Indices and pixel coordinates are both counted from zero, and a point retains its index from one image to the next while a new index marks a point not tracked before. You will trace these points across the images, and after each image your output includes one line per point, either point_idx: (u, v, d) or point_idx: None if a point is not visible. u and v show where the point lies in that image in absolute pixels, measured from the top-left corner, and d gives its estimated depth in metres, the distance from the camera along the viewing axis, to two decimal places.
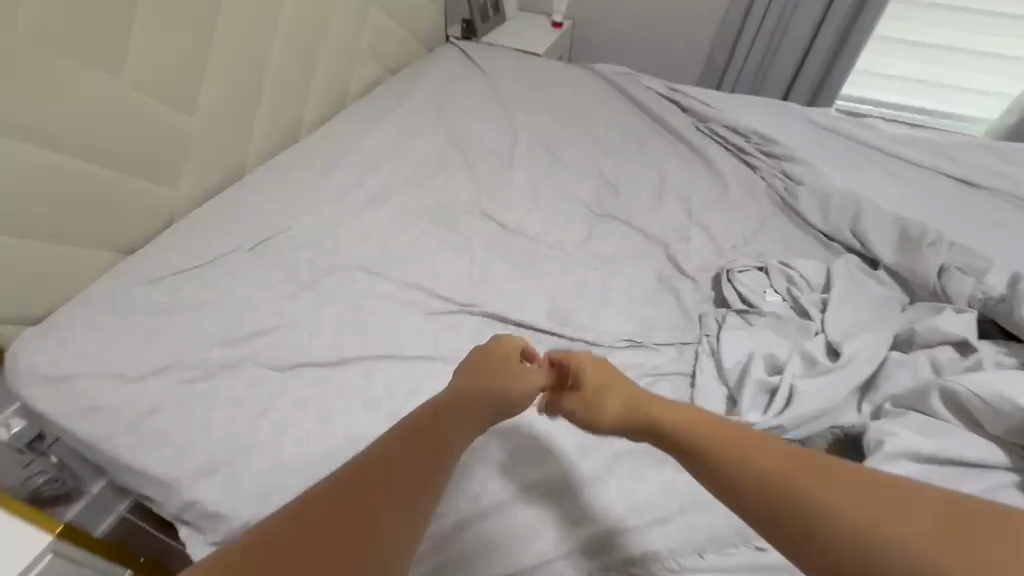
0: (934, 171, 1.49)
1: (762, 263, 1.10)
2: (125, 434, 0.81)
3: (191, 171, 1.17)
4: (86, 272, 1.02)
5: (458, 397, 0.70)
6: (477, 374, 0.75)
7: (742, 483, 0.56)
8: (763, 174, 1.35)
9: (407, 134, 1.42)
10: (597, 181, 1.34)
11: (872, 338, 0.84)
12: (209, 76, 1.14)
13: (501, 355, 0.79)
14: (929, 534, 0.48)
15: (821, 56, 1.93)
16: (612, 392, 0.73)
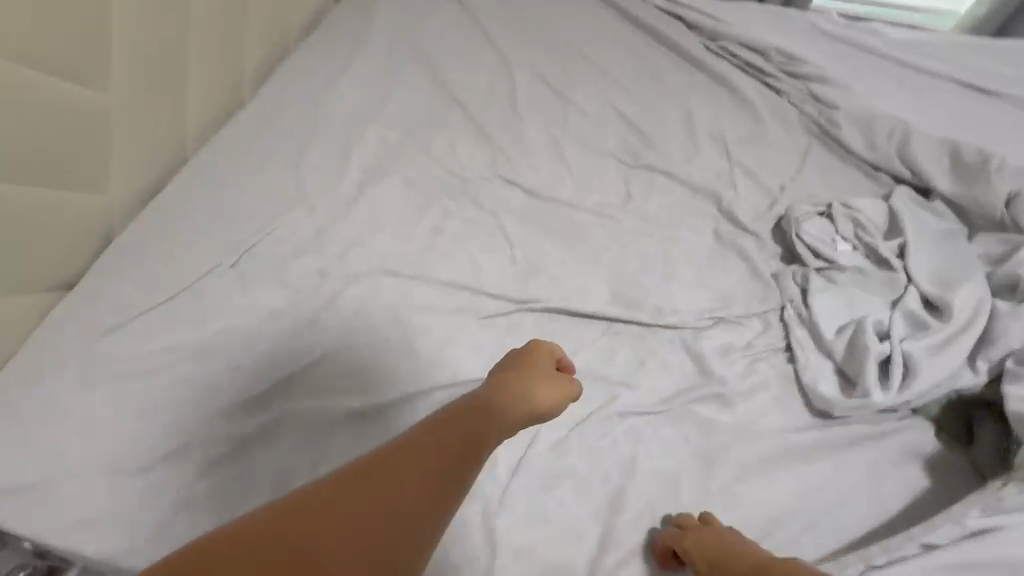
0: None
1: (823, 206, 0.99)
2: (153, 543, 0.64)
3: (117, 166, 0.87)
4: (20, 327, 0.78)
5: (486, 401, 0.55)
6: (512, 374, 0.59)
7: None
8: (791, 101, 1.21)
9: (383, 86, 1.17)
10: (618, 124, 1.17)
11: (974, 288, 0.80)
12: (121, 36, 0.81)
13: (539, 358, 0.63)
14: None
15: None
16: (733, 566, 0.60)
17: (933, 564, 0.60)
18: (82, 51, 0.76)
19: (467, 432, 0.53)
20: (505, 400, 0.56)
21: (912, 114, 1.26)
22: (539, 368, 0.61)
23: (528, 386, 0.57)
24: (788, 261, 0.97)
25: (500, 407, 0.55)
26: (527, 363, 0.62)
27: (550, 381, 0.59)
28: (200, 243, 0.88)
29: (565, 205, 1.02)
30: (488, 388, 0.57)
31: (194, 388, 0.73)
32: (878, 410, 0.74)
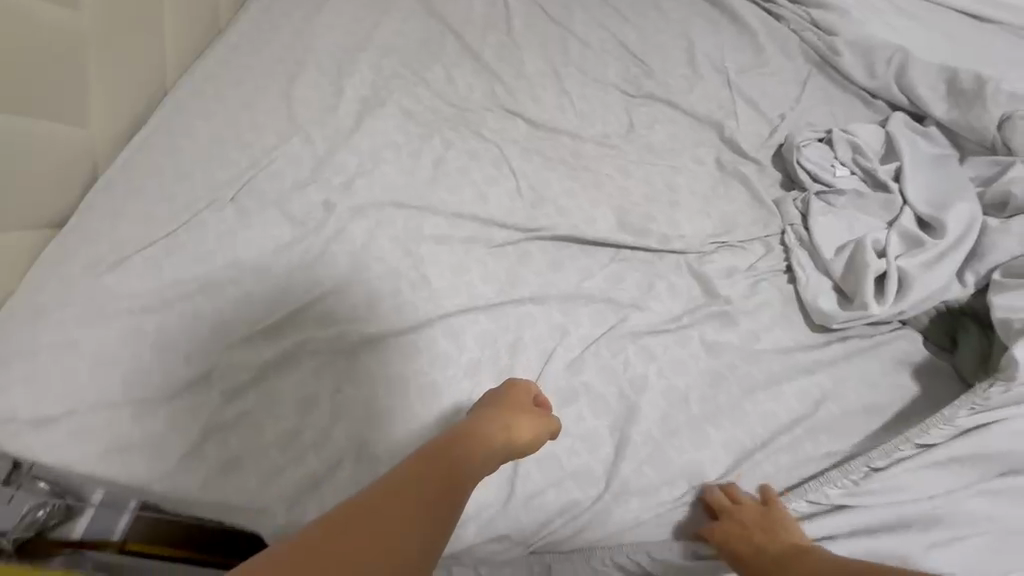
0: None
1: (823, 133, 1.00)
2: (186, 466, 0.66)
3: (98, 96, 0.83)
4: (12, 262, 0.75)
5: (469, 438, 0.60)
6: (490, 410, 0.64)
7: None
8: (791, 28, 1.19)
9: (373, 12, 1.11)
10: (618, 52, 1.14)
11: (967, 207, 0.83)
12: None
13: (518, 393, 0.67)
14: None
15: None
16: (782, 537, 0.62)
17: (930, 460, 0.67)
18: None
19: (452, 463, 0.57)
20: (485, 435, 0.61)
21: (910, 40, 1.25)
22: (517, 403, 0.66)
23: (505, 421, 0.62)
24: (787, 188, 0.98)
25: (480, 442, 0.60)
26: (505, 399, 0.66)
27: (526, 416, 0.65)
28: (195, 177, 0.85)
29: (568, 136, 1.00)
30: (469, 425, 0.62)
31: (208, 319, 0.73)
32: (873, 321, 0.79)
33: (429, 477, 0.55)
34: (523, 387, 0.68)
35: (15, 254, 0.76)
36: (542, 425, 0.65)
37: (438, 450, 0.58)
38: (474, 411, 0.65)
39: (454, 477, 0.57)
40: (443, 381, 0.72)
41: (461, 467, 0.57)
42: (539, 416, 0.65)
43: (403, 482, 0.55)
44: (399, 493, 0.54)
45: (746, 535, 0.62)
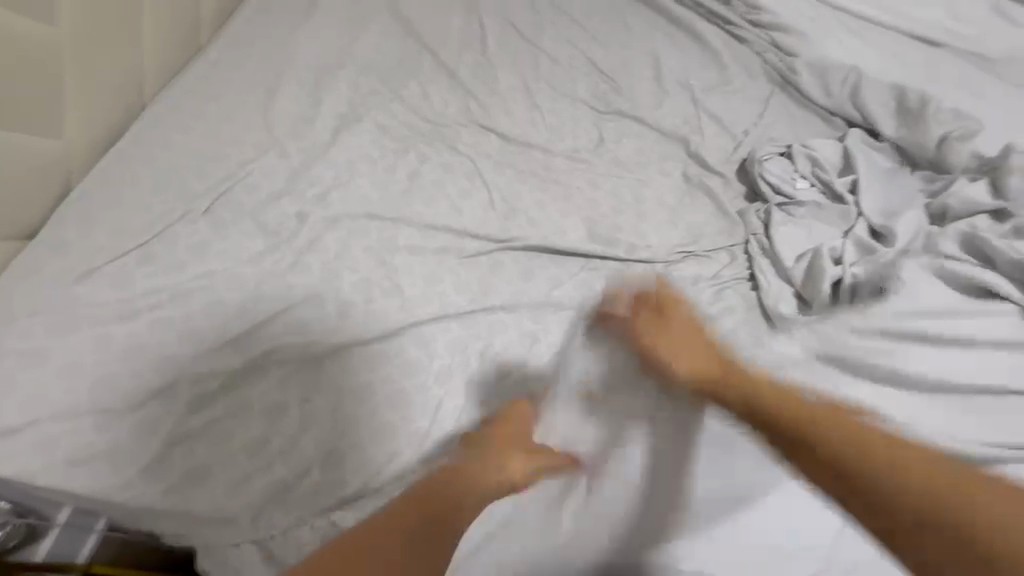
0: (907, 19, 1.46)
1: (784, 147, 1.05)
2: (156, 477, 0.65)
3: (75, 110, 0.84)
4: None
5: (456, 477, 0.60)
6: (485, 444, 0.64)
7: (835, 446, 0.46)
8: (753, 49, 1.25)
9: (352, 31, 1.15)
10: (590, 71, 1.19)
11: (914, 217, 0.87)
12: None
13: (514, 421, 0.67)
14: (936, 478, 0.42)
15: None
16: (693, 352, 0.63)
17: None
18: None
19: (442, 499, 0.58)
20: (477, 471, 0.61)
21: (867, 62, 1.32)
22: (512, 433, 0.66)
23: (497, 455, 0.63)
24: (751, 200, 1.02)
25: (474, 477, 0.60)
26: (500, 429, 0.66)
27: (519, 450, 0.64)
28: (170, 189, 0.86)
29: (539, 150, 1.04)
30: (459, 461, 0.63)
31: (179, 328, 0.73)
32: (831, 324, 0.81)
33: (414, 512, 0.57)
34: (519, 412, 0.68)
35: None
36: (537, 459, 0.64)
37: (427, 490, 0.59)
38: (468, 445, 0.65)
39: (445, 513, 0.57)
40: (413, 386, 0.73)
41: (450, 502, 0.58)
42: (536, 450, 0.65)
43: (388, 528, 0.56)
44: (387, 535, 0.55)
45: (665, 334, 0.67)
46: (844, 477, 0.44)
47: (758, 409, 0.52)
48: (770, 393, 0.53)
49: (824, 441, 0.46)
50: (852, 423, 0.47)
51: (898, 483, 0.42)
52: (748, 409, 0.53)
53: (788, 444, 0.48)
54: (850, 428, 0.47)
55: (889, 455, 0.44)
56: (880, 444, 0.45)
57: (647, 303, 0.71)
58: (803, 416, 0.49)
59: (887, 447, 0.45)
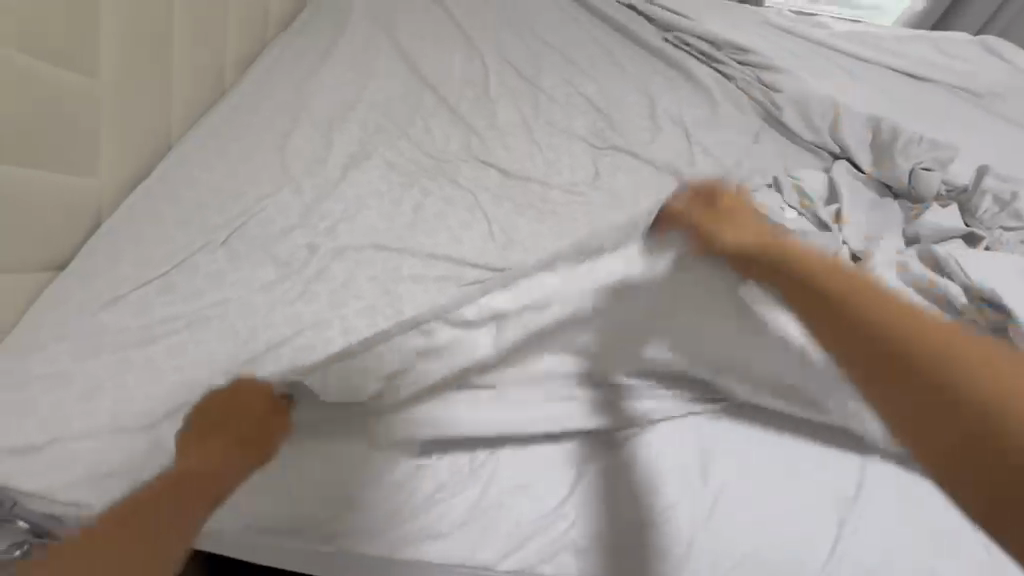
0: (894, 56, 1.52)
1: (771, 179, 1.09)
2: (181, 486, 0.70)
3: (108, 151, 0.92)
4: (14, 300, 0.81)
5: (198, 461, 0.68)
6: (194, 434, 0.70)
7: (883, 323, 0.53)
8: (740, 86, 1.33)
9: (362, 76, 1.24)
10: (586, 108, 1.26)
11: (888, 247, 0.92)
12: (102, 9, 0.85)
13: (243, 395, 0.73)
14: (955, 368, 0.46)
15: None
16: (744, 228, 0.84)
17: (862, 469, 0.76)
18: (60, 22, 0.79)
19: (179, 493, 0.64)
20: (187, 468, 0.67)
21: (856, 95, 1.37)
22: (241, 405, 0.72)
23: (198, 444, 0.69)
24: None
25: (204, 466, 0.67)
26: (229, 400, 0.72)
27: (248, 416, 0.71)
28: (193, 222, 0.93)
29: (537, 182, 1.09)
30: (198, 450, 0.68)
31: (194, 352, 0.78)
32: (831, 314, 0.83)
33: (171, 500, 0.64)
34: (249, 386, 0.74)
35: (16, 294, 0.81)
36: (279, 420, 0.73)
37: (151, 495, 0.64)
38: (193, 428, 0.71)
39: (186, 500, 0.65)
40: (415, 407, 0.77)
41: (188, 492, 0.65)
42: (264, 413, 0.72)
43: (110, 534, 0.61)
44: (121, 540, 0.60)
45: (719, 219, 0.87)
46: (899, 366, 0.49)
47: (818, 295, 0.60)
48: (842, 295, 0.59)
49: (882, 328, 0.52)
50: (950, 330, 0.50)
51: (961, 375, 0.46)
52: (813, 294, 0.61)
53: (873, 346, 0.51)
54: (930, 326, 0.51)
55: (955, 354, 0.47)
56: (960, 342, 0.48)
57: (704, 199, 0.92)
58: (864, 295, 0.58)
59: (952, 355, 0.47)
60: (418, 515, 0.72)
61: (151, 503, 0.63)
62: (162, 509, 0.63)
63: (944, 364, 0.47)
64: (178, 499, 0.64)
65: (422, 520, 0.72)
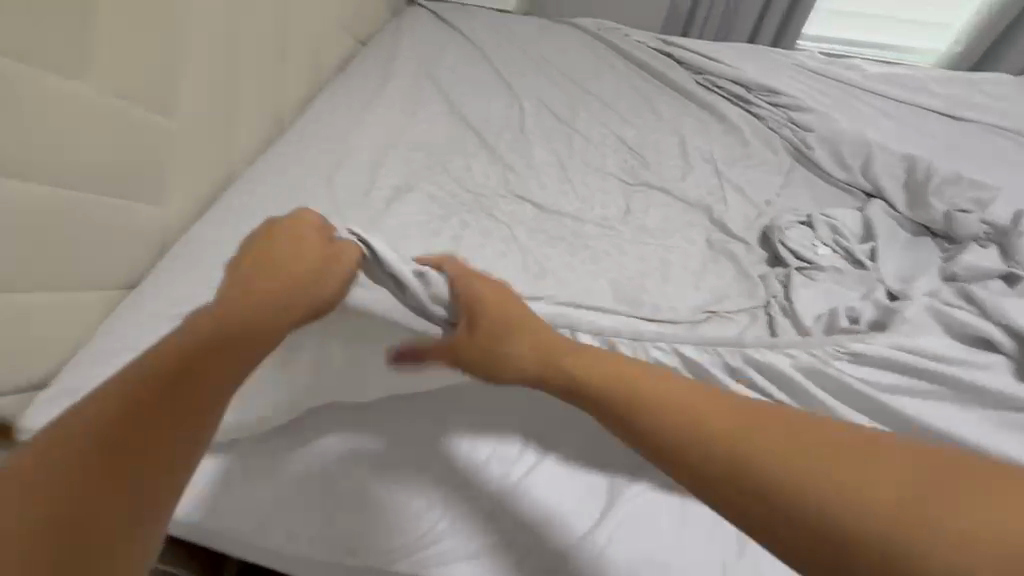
0: (929, 97, 1.53)
1: (804, 217, 1.11)
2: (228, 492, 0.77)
3: (180, 183, 1.02)
4: (90, 315, 0.89)
5: (240, 308, 0.61)
6: (252, 259, 0.66)
7: (746, 468, 0.50)
8: (770, 126, 1.37)
9: (408, 118, 1.34)
10: (618, 149, 1.33)
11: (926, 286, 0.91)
12: (183, 59, 0.96)
13: (299, 226, 0.70)
14: (854, 499, 0.46)
15: (777, 19, 2.20)
16: (521, 333, 0.69)
17: None
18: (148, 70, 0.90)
19: (223, 344, 0.58)
20: (246, 295, 0.62)
21: (890, 135, 1.37)
22: (296, 233, 0.69)
23: (253, 277, 0.64)
24: (773, 265, 1.05)
25: (259, 298, 0.62)
26: (276, 231, 0.69)
27: (302, 247, 0.68)
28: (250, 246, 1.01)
29: (569, 217, 1.14)
30: (244, 284, 0.64)
31: None
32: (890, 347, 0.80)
33: (211, 355, 0.56)
34: (304, 216, 0.72)
35: (91, 308, 0.89)
36: (324, 263, 0.69)
37: (179, 357, 0.55)
38: (244, 259, 0.67)
39: (231, 352, 0.58)
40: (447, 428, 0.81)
41: (239, 345, 0.59)
42: (313, 250, 0.69)
43: (142, 394, 0.52)
44: (149, 402, 0.52)
45: (498, 320, 0.70)
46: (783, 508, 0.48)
47: (659, 431, 0.56)
48: (690, 423, 0.55)
49: (759, 478, 0.50)
50: (787, 421, 0.53)
51: (876, 530, 0.44)
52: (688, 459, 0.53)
53: (763, 497, 0.49)
54: (785, 438, 0.51)
55: (828, 474, 0.48)
56: (819, 445, 0.50)
57: (501, 307, 0.71)
58: (704, 422, 0.54)
59: (822, 481, 0.48)
60: (443, 540, 0.75)
61: (198, 364, 0.55)
62: (208, 377, 0.55)
63: (835, 498, 0.46)
64: (221, 362, 0.57)
65: (445, 544, 0.75)
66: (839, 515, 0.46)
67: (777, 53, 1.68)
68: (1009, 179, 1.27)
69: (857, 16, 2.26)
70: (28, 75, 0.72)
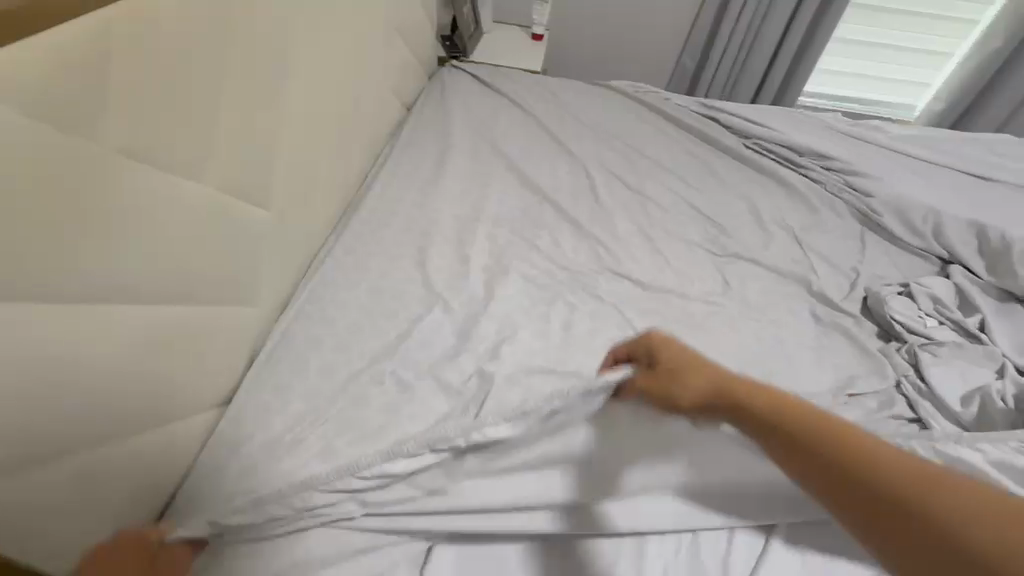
0: (958, 156, 1.62)
1: (900, 286, 1.13)
2: None
3: (269, 278, 0.89)
4: (191, 443, 0.76)
5: None
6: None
7: (867, 473, 0.48)
8: (830, 190, 1.41)
9: (480, 190, 1.28)
10: (694, 217, 1.32)
11: None
12: (279, 142, 0.86)
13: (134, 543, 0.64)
14: (952, 506, 0.43)
15: (781, 78, 2.33)
16: (687, 361, 0.69)
17: None
18: (254, 161, 0.79)
19: None
20: None
21: (942, 193, 1.43)
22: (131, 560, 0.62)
23: None
24: (884, 338, 1.06)
25: None
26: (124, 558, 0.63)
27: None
28: (353, 348, 0.90)
29: (674, 294, 1.10)
30: None
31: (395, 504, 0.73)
32: None
33: None
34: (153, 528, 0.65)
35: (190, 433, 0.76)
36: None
37: None
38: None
39: None
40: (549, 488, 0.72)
41: None
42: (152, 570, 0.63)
43: None
44: None
45: (669, 350, 0.72)
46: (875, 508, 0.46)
47: (781, 440, 0.56)
48: (833, 438, 0.53)
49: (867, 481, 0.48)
50: (877, 446, 0.50)
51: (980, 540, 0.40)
52: (761, 419, 0.59)
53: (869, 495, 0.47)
54: (893, 468, 0.48)
55: (923, 494, 0.45)
56: (906, 471, 0.47)
57: (672, 340, 0.73)
58: (816, 426, 0.54)
59: (845, 440, 0.52)
60: None
61: None
62: None
63: (952, 510, 0.43)
64: None
65: None
66: (935, 515, 0.43)
67: (808, 115, 1.76)
68: None
69: (848, 75, 2.43)
70: (148, 177, 0.60)
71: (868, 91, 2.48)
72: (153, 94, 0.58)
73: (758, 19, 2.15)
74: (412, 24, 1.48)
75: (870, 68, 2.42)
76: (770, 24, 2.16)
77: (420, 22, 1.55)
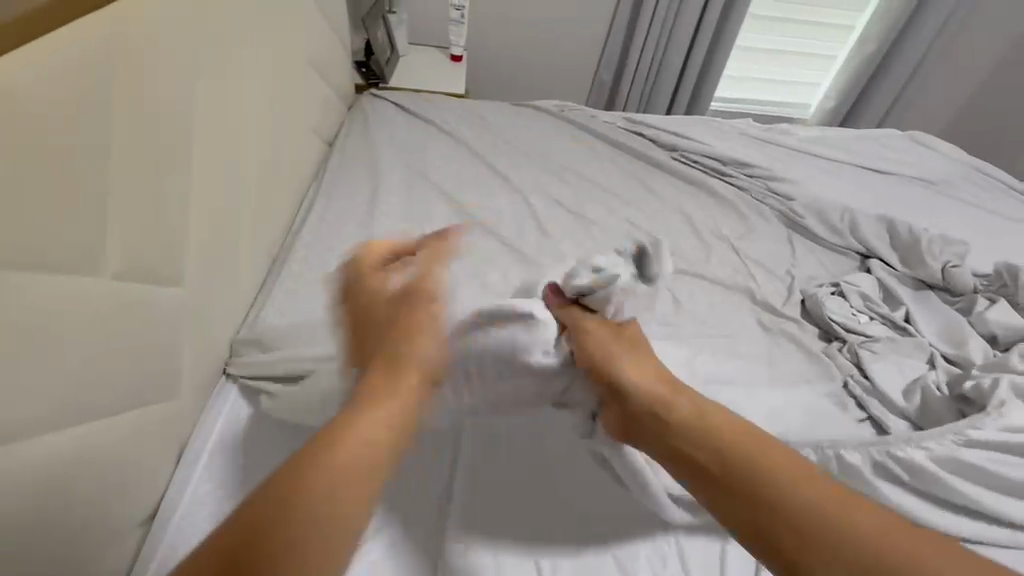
0: (857, 153, 1.76)
1: (832, 285, 1.19)
2: None
3: (190, 368, 0.78)
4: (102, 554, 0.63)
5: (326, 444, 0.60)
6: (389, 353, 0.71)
7: (783, 501, 0.61)
8: (755, 197, 1.48)
9: (417, 228, 1.21)
10: (636, 234, 1.32)
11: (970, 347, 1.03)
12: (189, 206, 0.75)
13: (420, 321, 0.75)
14: (854, 524, 0.59)
15: (691, 87, 2.44)
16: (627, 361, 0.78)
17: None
18: (162, 225, 0.69)
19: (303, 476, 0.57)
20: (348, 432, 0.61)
21: (850, 190, 1.55)
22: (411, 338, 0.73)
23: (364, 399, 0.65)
24: (825, 338, 1.12)
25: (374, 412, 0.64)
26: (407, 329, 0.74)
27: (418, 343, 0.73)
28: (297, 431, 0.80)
29: None
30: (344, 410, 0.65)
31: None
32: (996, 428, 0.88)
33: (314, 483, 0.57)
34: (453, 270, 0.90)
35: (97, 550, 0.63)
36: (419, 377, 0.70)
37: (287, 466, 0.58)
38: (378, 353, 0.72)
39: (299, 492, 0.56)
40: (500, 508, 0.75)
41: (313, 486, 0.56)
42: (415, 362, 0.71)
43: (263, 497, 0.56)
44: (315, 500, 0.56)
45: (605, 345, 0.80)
46: (782, 530, 0.60)
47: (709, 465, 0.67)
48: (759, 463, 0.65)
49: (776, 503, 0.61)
50: (794, 465, 0.65)
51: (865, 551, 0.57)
52: (678, 432, 0.71)
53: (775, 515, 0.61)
54: (814, 488, 0.62)
55: (829, 509, 0.60)
56: (812, 487, 0.62)
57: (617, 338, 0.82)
58: (746, 451, 0.66)
59: (875, 538, 0.58)
60: None
61: (279, 507, 0.55)
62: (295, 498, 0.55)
63: (846, 527, 0.58)
64: (285, 518, 0.54)
65: None
66: (837, 532, 0.58)
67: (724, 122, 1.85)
68: (951, 222, 1.48)
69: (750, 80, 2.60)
70: (18, 280, 0.49)
71: (768, 94, 2.67)
72: (32, 156, 0.49)
73: (666, 33, 2.24)
74: (324, 55, 1.38)
75: (768, 73, 2.60)
76: (677, 36, 2.25)
77: (330, 51, 1.45)
